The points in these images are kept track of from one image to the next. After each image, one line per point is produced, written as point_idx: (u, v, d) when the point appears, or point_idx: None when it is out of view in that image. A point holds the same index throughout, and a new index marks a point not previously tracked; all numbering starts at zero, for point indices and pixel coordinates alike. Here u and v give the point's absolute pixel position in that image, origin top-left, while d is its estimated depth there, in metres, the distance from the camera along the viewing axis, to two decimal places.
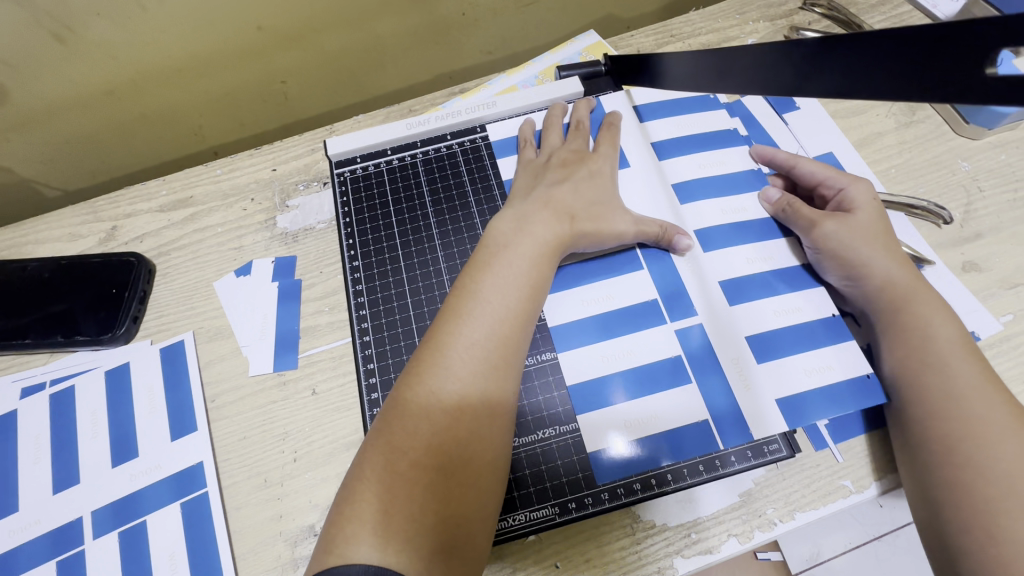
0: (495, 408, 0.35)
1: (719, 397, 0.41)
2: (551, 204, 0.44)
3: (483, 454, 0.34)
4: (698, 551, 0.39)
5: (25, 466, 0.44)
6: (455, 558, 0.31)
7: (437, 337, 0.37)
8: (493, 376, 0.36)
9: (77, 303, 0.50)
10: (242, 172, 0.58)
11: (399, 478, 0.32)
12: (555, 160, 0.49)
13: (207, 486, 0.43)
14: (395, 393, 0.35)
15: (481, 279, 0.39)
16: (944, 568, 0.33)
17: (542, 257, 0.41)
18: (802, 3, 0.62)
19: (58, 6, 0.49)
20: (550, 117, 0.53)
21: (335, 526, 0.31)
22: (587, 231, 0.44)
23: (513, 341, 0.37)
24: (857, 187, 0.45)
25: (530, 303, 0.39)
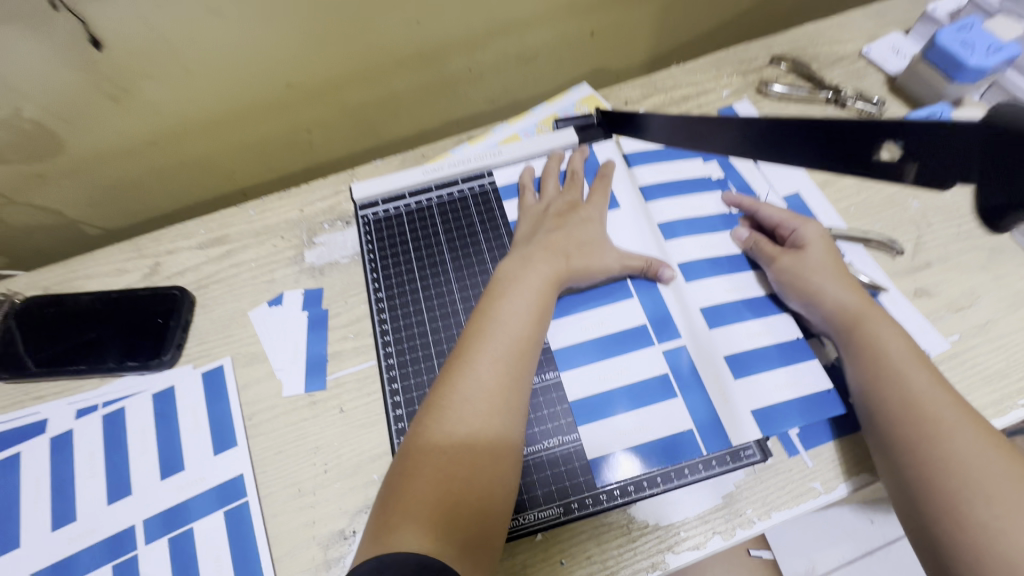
0: (516, 414, 0.41)
1: (702, 409, 0.47)
2: (551, 246, 0.51)
3: (506, 454, 0.40)
4: (687, 548, 0.44)
5: (82, 479, 0.49)
6: (486, 542, 0.36)
7: (464, 354, 0.43)
8: (513, 386, 0.42)
9: (112, 346, 0.55)
10: (273, 213, 0.64)
11: (439, 476, 0.37)
12: (555, 206, 0.56)
13: (248, 496, 0.48)
14: (427, 407, 0.41)
15: (500, 304, 0.46)
16: (926, 554, 0.38)
17: (548, 285, 0.48)
18: (770, 60, 0.70)
19: (116, 72, 0.56)
20: (548, 165, 0.60)
21: (380, 523, 0.36)
22: (583, 267, 0.51)
23: (528, 357, 0.44)
24: (807, 227, 0.52)
25: (541, 324, 0.46)
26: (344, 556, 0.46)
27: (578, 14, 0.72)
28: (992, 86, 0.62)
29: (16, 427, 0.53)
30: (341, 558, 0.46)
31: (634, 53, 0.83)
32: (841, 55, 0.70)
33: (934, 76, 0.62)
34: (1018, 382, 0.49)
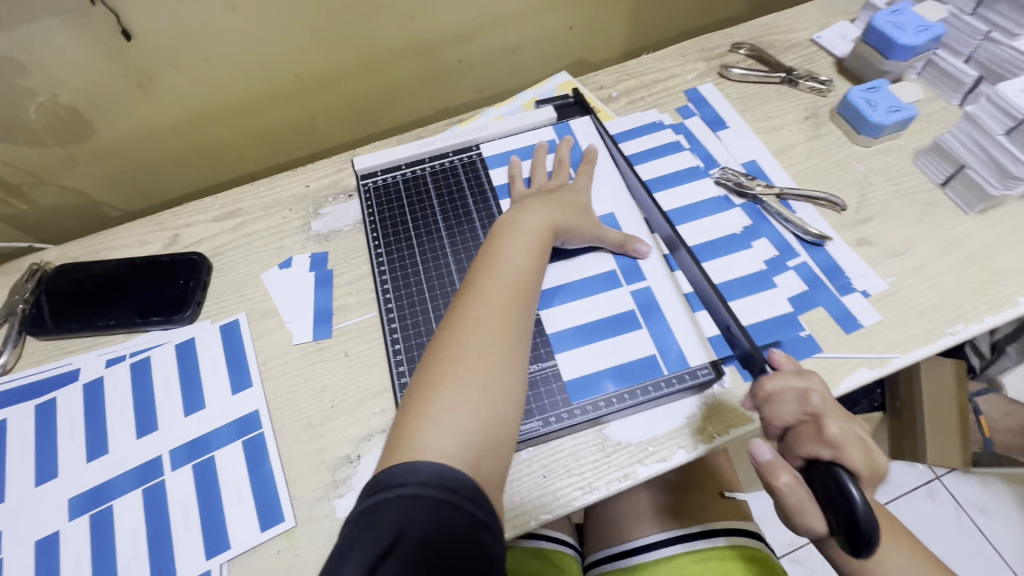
0: (520, 339, 0.48)
1: (666, 334, 0.53)
2: (551, 200, 0.58)
3: (515, 372, 0.46)
4: (656, 460, 0.49)
5: (113, 417, 0.55)
6: (498, 448, 0.43)
7: (472, 286, 0.50)
8: (517, 318, 0.48)
9: (122, 309, 0.61)
10: (282, 189, 0.71)
11: (457, 388, 0.43)
12: (543, 189, 0.61)
13: (263, 429, 0.53)
14: (438, 349, 0.46)
15: (502, 245, 0.53)
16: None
17: (545, 229, 0.55)
18: (731, 47, 0.78)
19: (145, 61, 0.63)
20: (535, 156, 0.65)
21: (401, 442, 0.42)
22: (576, 225, 0.56)
23: (528, 292, 0.50)
24: (846, 449, 0.39)
25: (541, 268, 0.53)
26: (350, 477, 0.51)
27: (556, 10, 0.80)
28: (928, 64, 0.70)
29: (49, 377, 0.58)
30: (348, 478, 0.51)
31: (610, 47, 0.91)
32: (796, 43, 0.78)
33: (872, 54, 0.69)
34: (946, 314, 0.55)
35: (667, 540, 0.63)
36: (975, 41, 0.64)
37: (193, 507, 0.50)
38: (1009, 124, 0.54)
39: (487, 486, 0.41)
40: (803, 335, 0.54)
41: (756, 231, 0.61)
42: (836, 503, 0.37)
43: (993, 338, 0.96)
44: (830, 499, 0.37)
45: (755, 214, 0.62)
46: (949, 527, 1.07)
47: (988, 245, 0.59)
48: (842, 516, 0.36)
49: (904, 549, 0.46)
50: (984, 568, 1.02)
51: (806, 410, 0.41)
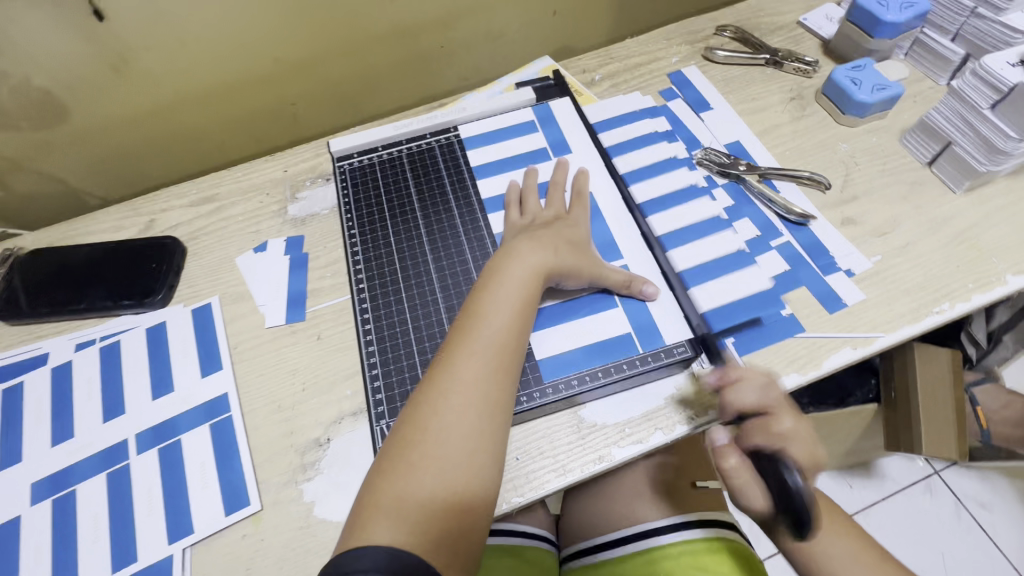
0: (494, 414, 0.44)
1: (644, 315, 0.52)
2: (544, 241, 0.53)
3: (486, 450, 0.43)
4: (632, 442, 0.48)
5: (81, 399, 0.54)
6: (465, 529, 0.40)
7: (446, 352, 0.46)
8: (496, 392, 0.45)
9: (95, 293, 0.60)
10: (259, 174, 0.70)
11: (418, 465, 0.41)
12: (538, 221, 0.57)
13: (231, 412, 0.52)
14: (413, 421, 0.44)
15: (483, 302, 0.49)
16: None
17: (531, 279, 0.50)
18: (715, 30, 0.77)
19: (118, 42, 0.63)
20: (528, 180, 0.60)
21: (362, 521, 0.39)
22: (571, 266, 0.52)
23: (509, 358, 0.47)
24: (793, 445, 0.42)
25: (523, 329, 0.48)
26: (319, 460, 0.50)
27: None
28: (915, 43, 0.68)
29: (18, 361, 0.57)
30: (316, 461, 0.50)
31: (596, 34, 0.90)
32: (781, 25, 0.77)
33: (855, 32, 0.68)
34: (933, 293, 0.53)
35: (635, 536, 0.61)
36: (961, 18, 0.63)
37: (158, 490, 0.49)
38: (994, 98, 0.53)
39: (451, 570, 0.39)
40: (785, 314, 0.53)
41: (738, 212, 0.60)
42: (780, 492, 0.39)
43: (989, 326, 0.86)
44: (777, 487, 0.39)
45: (737, 194, 0.62)
46: (949, 524, 1.04)
47: (976, 222, 0.57)
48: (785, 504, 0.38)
49: (845, 533, 0.48)
50: (985, 566, 1.00)
51: (762, 404, 0.44)
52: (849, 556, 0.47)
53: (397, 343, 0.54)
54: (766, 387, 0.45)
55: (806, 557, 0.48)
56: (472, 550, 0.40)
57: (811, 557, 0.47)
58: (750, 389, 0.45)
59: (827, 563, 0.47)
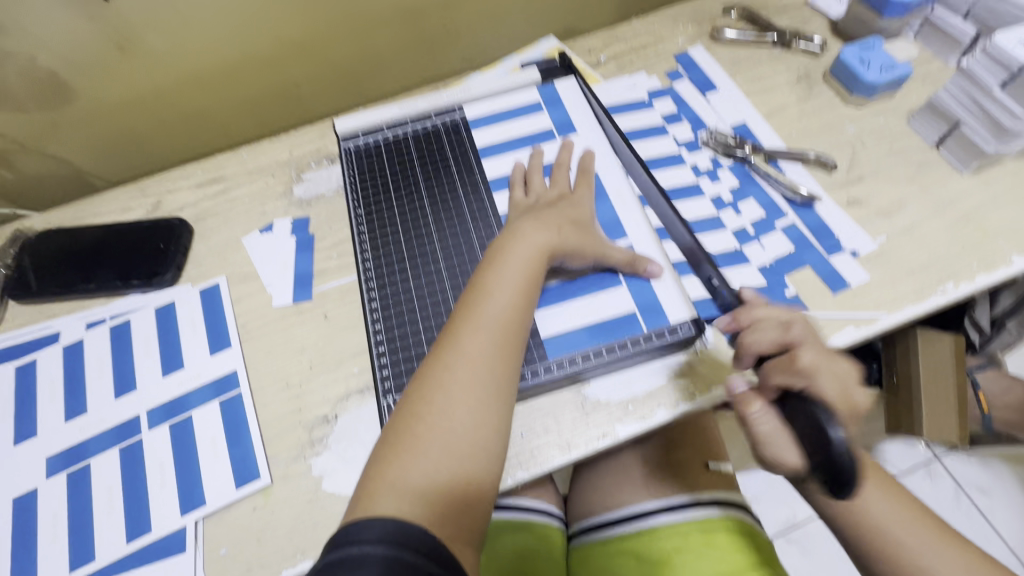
0: (499, 390, 0.45)
1: (648, 295, 0.52)
2: (547, 221, 0.53)
3: (490, 426, 0.43)
4: (635, 419, 0.49)
5: (92, 377, 0.55)
6: (468, 503, 0.41)
7: (452, 329, 0.47)
8: (500, 370, 0.45)
9: (104, 272, 0.61)
10: (265, 155, 0.70)
11: (424, 438, 0.42)
12: (542, 200, 0.57)
13: (240, 389, 0.53)
14: (418, 396, 0.44)
15: (488, 279, 0.49)
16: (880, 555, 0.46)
17: (535, 260, 0.50)
18: (722, 10, 0.76)
19: (122, 21, 0.62)
20: (534, 160, 0.61)
21: (366, 494, 0.40)
22: (574, 246, 0.52)
23: (513, 336, 0.47)
24: (819, 377, 0.42)
25: (528, 308, 0.49)
26: (327, 435, 0.51)
27: None
28: (925, 23, 0.68)
29: (30, 339, 0.58)
30: (325, 437, 0.51)
31: (601, 15, 0.89)
32: (789, 5, 0.76)
33: (864, 11, 0.67)
34: (937, 273, 0.53)
35: (642, 514, 0.63)
36: None
37: (170, 465, 0.50)
38: (1004, 77, 0.53)
39: (453, 543, 0.39)
40: (789, 295, 0.53)
41: (743, 193, 0.60)
42: (812, 428, 0.39)
43: (993, 312, 0.86)
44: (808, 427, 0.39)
45: (743, 175, 0.62)
46: (949, 507, 1.05)
47: (983, 203, 0.57)
48: (820, 449, 0.38)
49: (891, 493, 0.47)
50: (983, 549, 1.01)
51: (783, 341, 0.45)
52: (897, 517, 0.46)
53: (403, 322, 0.54)
54: (788, 326, 0.46)
55: (853, 521, 0.46)
56: (475, 522, 0.41)
57: (858, 520, 0.46)
58: (769, 331, 0.46)
59: (865, 517, 0.46)
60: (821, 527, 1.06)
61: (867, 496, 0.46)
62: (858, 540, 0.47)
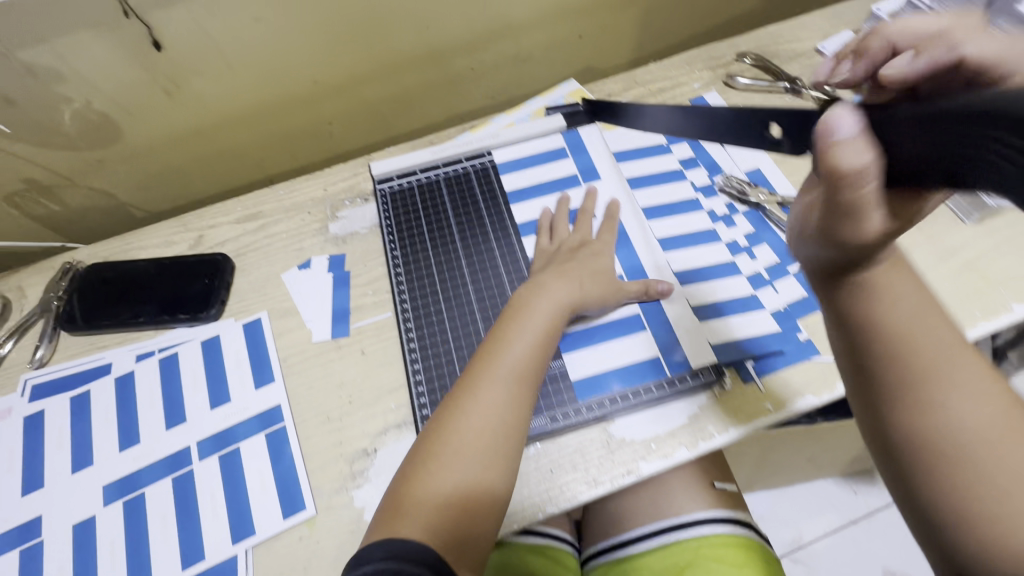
0: (512, 436, 0.48)
1: (671, 342, 0.56)
2: (567, 273, 0.57)
3: (500, 469, 0.47)
4: (658, 456, 0.52)
5: (144, 409, 0.58)
6: (473, 537, 0.44)
7: (474, 374, 0.51)
8: (514, 418, 0.49)
9: (153, 306, 0.64)
10: (300, 192, 0.73)
11: (442, 475, 0.46)
12: (565, 247, 0.61)
13: (285, 422, 0.56)
14: (437, 433, 0.48)
15: (510, 330, 0.53)
16: (903, 395, 0.38)
17: (554, 314, 0.54)
18: (736, 56, 0.80)
19: (172, 69, 0.66)
20: (560, 208, 0.65)
21: (384, 519, 0.44)
22: (594, 296, 0.56)
23: (528, 384, 0.50)
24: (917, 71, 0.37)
25: (543, 358, 0.52)
26: (367, 468, 0.54)
27: (565, 19, 0.82)
28: None
29: (83, 371, 0.61)
30: (365, 470, 0.54)
31: (618, 55, 0.93)
32: (799, 52, 0.80)
33: None
34: None
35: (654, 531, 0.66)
36: None
37: (221, 494, 0.53)
38: None
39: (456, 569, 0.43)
40: (803, 339, 0.56)
41: (758, 237, 0.64)
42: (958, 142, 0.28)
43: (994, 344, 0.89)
44: (959, 106, 0.28)
45: (757, 221, 0.65)
46: None
47: (985, 252, 0.60)
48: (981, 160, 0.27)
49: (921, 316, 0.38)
50: None
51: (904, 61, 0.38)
52: (931, 339, 0.38)
53: (440, 360, 0.58)
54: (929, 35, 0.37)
55: (865, 316, 0.38)
56: (477, 559, 0.44)
57: (870, 314, 0.38)
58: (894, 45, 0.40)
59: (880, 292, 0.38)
60: (825, 549, 1.09)
61: (888, 261, 0.38)
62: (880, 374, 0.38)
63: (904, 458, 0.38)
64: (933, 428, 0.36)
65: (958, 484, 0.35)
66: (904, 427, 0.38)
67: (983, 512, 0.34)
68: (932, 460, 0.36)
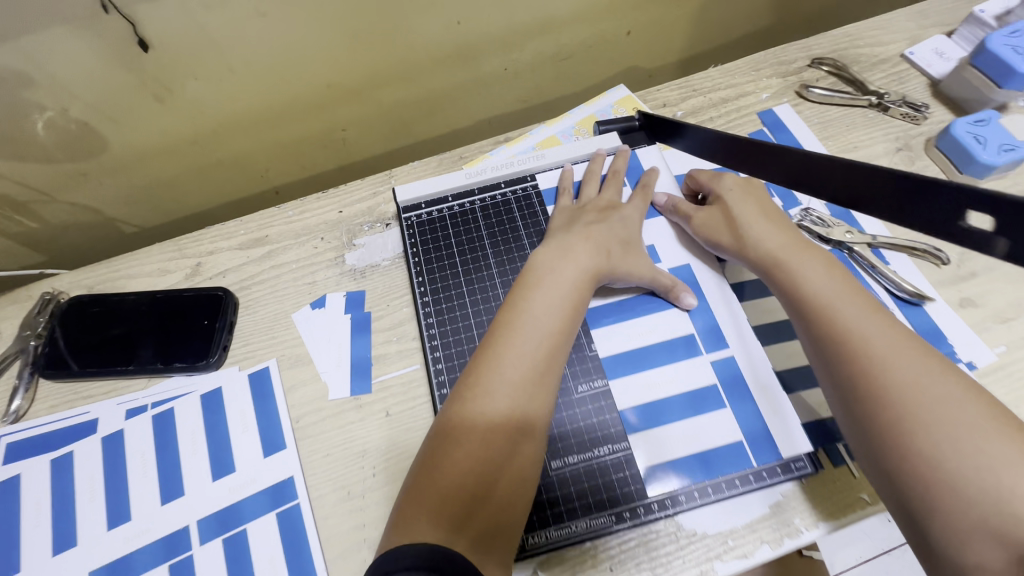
0: (538, 414, 0.43)
1: (754, 421, 0.47)
2: (593, 235, 0.53)
3: (526, 447, 0.42)
4: (734, 557, 0.44)
5: (135, 478, 0.50)
6: (499, 523, 0.39)
7: (491, 351, 0.45)
8: (539, 393, 0.44)
9: (143, 352, 0.56)
10: (312, 214, 0.64)
11: (456, 457, 0.40)
12: (593, 207, 0.56)
13: (299, 498, 0.49)
14: (452, 403, 0.43)
15: (530, 302, 0.47)
16: (852, 378, 0.41)
17: (583, 284, 0.49)
18: (810, 62, 0.70)
19: (163, 71, 0.56)
20: (591, 167, 0.60)
21: (401, 516, 0.39)
22: (624, 267, 0.51)
23: (556, 357, 0.45)
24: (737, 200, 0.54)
25: (571, 329, 0.47)
26: None
27: (615, 14, 0.72)
28: None
29: (65, 427, 0.53)
30: None
31: (667, 53, 0.82)
32: (883, 57, 0.69)
33: (977, 77, 0.61)
34: None
35: None
36: None
37: None
38: None
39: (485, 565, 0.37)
40: None
41: None
42: None
43: None
44: None
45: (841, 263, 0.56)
46: None
47: None
48: None
49: (861, 303, 0.44)
50: None
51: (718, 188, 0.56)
52: (878, 332, 0.42)
53: None
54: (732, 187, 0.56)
55: (815, 313, 0.45)
56: (506, 550, 0.39)
57: (817, 310, 0.45)
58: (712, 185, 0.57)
59: (816, 292, 0.46)
60: None
61: (810, 266, 0.48)
62: (827, 351, 0.44)
63: (863, 425, 0.40)
64: (882, 393, 0.40)
65: (910, 443, 0.37)
66: (855, 404, 0.41)
67: (937, 476, 0.36)
68: (879, 419, 0.39)
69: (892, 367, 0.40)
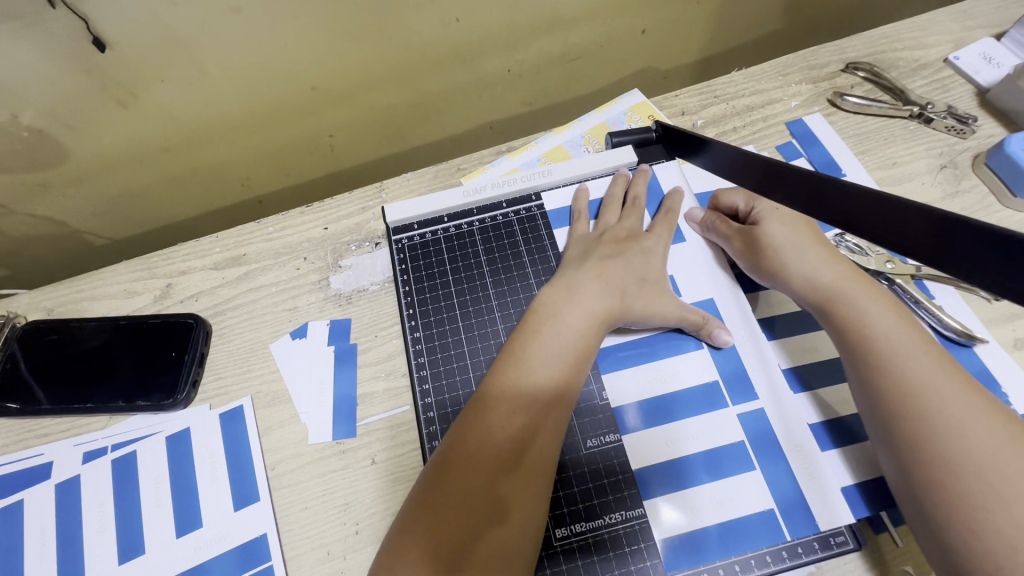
0: (533, 476, 0.38)
1: (788, 485, 0.42)
2: (608, 272, 0.47)
3: (518, 513, 0.36)
4: None
5: (90, 533, 0.45)
6: None
7: (485, 400, 0.40)
8: (535, 449, 0.39)
9: (103, 387, 0.50)
10: (294, 231, 0.58)
11: (440, 521, 0.35)
12: (610, 237, 0.51)
13: (272, 559, 0.44)
14: (439, 457, 0.38)
15: (531, 348, 0.42)
16: (916, 433, 0.37)
17: (589, 329, 0.44)
18: (844, 66, 0.63)
19: (125, 73, 0.50)
20: (610, 192, 0.55)
21: None
22: (639, 310, 0.46)
23: (555, 408, 0.40)
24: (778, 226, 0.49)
25: (574, 376, 0.42)
26: None
27: (630, 10, 0.65)
28: None
29: (16, 471, 0.48)
30: None
31: (684, 53, 0.76)
32: (924, 62, 0.63)
33: None
34: None
35: None
36: None
37: None
38: None
39: None
40: None
41: None
42: None
43: None
44: None
45: None
46: None
47: None
48: None
49: (927, 352, 0.39)
50: None
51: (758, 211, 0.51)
52: (950, 385, 0.38)
53: None
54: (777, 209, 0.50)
55: (873, 356, 0.40)
56: None
57: (877, 353, 0.40)
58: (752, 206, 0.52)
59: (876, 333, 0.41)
60: None
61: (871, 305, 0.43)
62: (885, 402, 0.39)
63: (923, 491, 0.35)
64: (955, 457, 0.35)
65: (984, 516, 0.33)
66: (915, 462, 0.36)
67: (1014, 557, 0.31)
68: (948, 484, 0.34)
69: (966, 425, 0.35)
